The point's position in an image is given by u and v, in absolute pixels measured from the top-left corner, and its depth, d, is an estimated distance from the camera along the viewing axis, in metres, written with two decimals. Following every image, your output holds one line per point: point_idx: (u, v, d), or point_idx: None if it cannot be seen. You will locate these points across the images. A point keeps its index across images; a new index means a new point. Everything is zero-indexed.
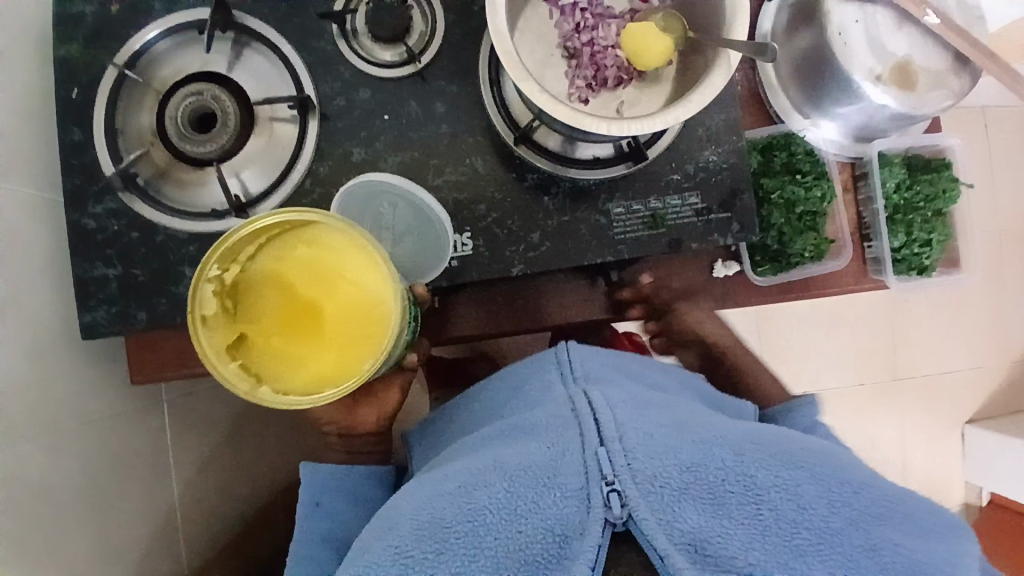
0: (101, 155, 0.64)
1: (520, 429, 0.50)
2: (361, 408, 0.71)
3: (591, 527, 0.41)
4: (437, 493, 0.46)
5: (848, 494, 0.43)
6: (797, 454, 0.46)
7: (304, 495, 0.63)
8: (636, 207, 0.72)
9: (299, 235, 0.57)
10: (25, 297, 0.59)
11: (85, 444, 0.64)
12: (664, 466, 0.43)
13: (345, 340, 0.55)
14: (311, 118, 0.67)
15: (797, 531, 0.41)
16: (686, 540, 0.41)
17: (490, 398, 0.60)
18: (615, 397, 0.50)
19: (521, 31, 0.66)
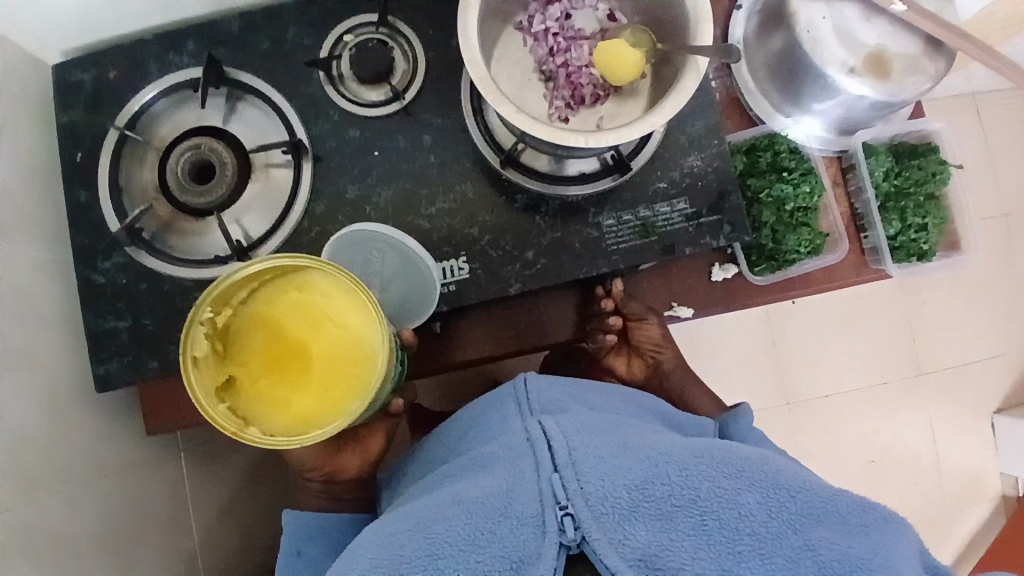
0: (107, 213, 0.70)
1: (480, 464, 0.54)
2: (344, 453, 0.73)
3: (546, 552, 0.43)
4: (402, 530, 0.49)
5: (786, 497, 0.46)
6: (738, 462, 0.49)
7: (285, 544, 0.69)
8: (626, 217, 0.70)
9: (289, 278, 0.58)
10: (41, 354, 0.66)
11: (101, 492, 0.71)
12: (613, 486, 0.46)
13: (332, 381, 0.56)
14: (304, 161, 0.70)
15: (739, 539, 0.43)
16: (637, 556, 0.43)
17: (458, 433, 0.64)
18: (568, 425, 0.53)
19: (498, 59, 0.66)
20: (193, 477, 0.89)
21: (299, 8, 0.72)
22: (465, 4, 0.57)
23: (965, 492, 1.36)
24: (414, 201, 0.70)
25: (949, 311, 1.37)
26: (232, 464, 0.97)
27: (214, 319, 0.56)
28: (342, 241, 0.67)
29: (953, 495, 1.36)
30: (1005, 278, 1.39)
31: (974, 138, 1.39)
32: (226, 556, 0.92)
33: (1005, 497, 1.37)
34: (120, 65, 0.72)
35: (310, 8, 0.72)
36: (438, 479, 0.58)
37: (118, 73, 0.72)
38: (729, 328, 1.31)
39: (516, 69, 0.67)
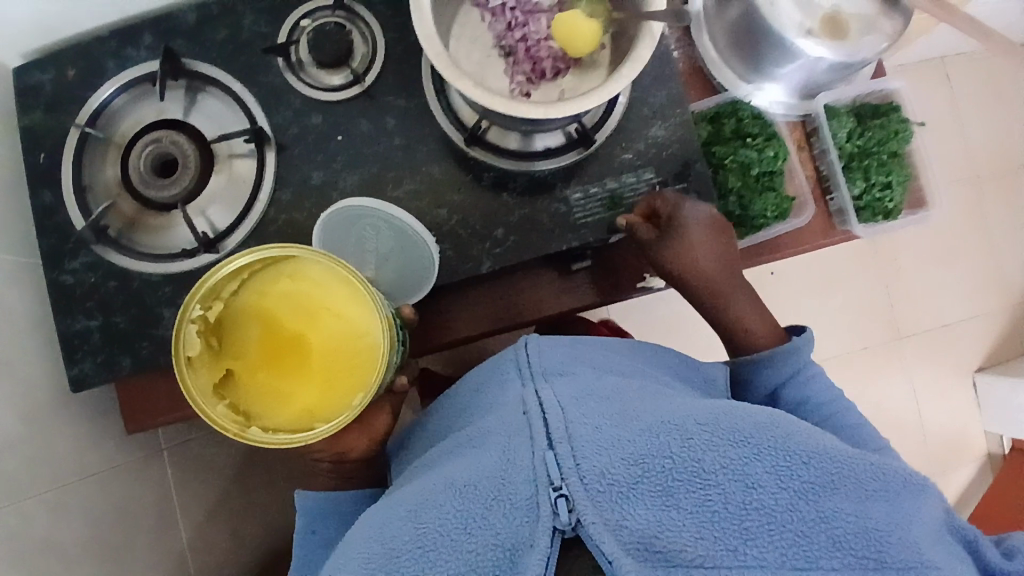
0: (71, 211, 0.69)
1: (475, 441, 0.53)
2: (351, 433, 0.69)
3: (541, 535, 0.41)
4: (399, 518, 0.48)
5: (791, 466, 0.45)
6: (745, 428, 0.47)
7: (300, 524, 0.67)
8: (593, 190, 0.70)
9: (278, 268, 0.57)
10: (13, 358, 0.65)
11: (87, 494, 0.71)
12: (611, 463, 0.44)
13: (332, 373, 0.56)
14: (267, 149, 0.69)
15: (744, 513, 0.42)
16: (636, 538, 0.41)
17: (462, 402, 0.62)
18: (566, 397, 0.52)
19: (456, 37, 0.66)
20: (179, 475, 0.89)
21: None
22: None
23: (950, 449, 1.39)
24: (380, 184, 0.70)
25: (927, 272, 1.39)
26: (219, 461, 0.97)
27: (205, 314, 0.55)
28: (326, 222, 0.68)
29: (938, 456, 1.39)
30: (979, 236, 1.42)
31: (944, 101, 1.41)
32: (218, 553, 0.92)
33: (987, 454, 1.41)
34: (76, 63, 0.71)
35: None
36: (436, 456, 0.57)
37: (75, 73, 0.71)
38: None
39: (474, 45, 0.67)
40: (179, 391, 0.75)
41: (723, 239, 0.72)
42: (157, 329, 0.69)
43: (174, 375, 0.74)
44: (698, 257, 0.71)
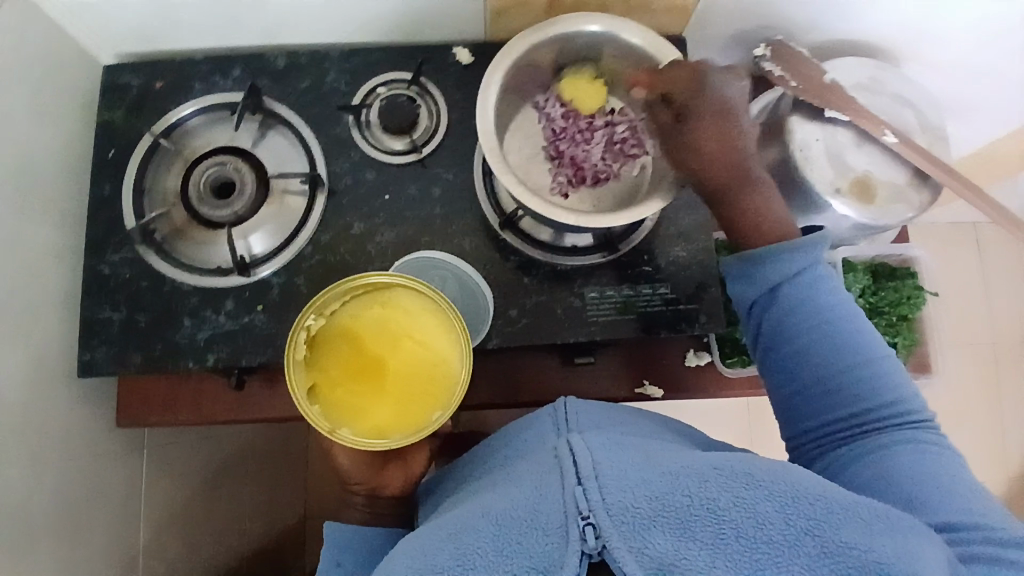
0: (126, 208, 0.75)
1: (507, 477, 0.48)
2: (387, 468, 0.67)
3: (569, 559, 0.37)
4: (437, 537, 0.43)
5: (806, 504, 0.39)
6: (758, 469, 0.41)
7: (325, 553, 0.60)
8: (609, 292, 0.74)
9: (374, 296, 0.61)
10: (35, 330, 0.69)
11: (65, 476, 0.72)
12: (635, 497, 0.39)
13: (411, 392, 0.57)
14: (319, 193, 0.75)
15: (758, 549, 0.37)
16: (655, 565, 0.36)
17: (495, 446, 0.59)
18: (598, 439, 0.47)
19: (513, 131, 0.72)
20: (154, 473, 0.90)
21: (341, 56, 0.78)
22: (488, 83, 0.64)
23: None
24: (413, 246, 0.75)
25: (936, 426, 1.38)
26: (191, 467, 0.98)
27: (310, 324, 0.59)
28: (399, 272, 0.72)
29: None
30: (991, 402, 1.42)
31: (968, 265, 1.45)
32: (167, 561, 0.91)
33: None
34: (167, 78, 0.78)
35: (351, 58, 0.78)
36: (465, 494, 0.52)
37: (163, 85, 0.78)
38: (710, 412, 1.31)
39: (526, 141, 0.72)
40: (177, 395, 0.77)
41: (734, 127, 0.66)
42: (173, 333, 0.72)
43: (177, 380, 0.77)
44: (713, 125, 0.65)
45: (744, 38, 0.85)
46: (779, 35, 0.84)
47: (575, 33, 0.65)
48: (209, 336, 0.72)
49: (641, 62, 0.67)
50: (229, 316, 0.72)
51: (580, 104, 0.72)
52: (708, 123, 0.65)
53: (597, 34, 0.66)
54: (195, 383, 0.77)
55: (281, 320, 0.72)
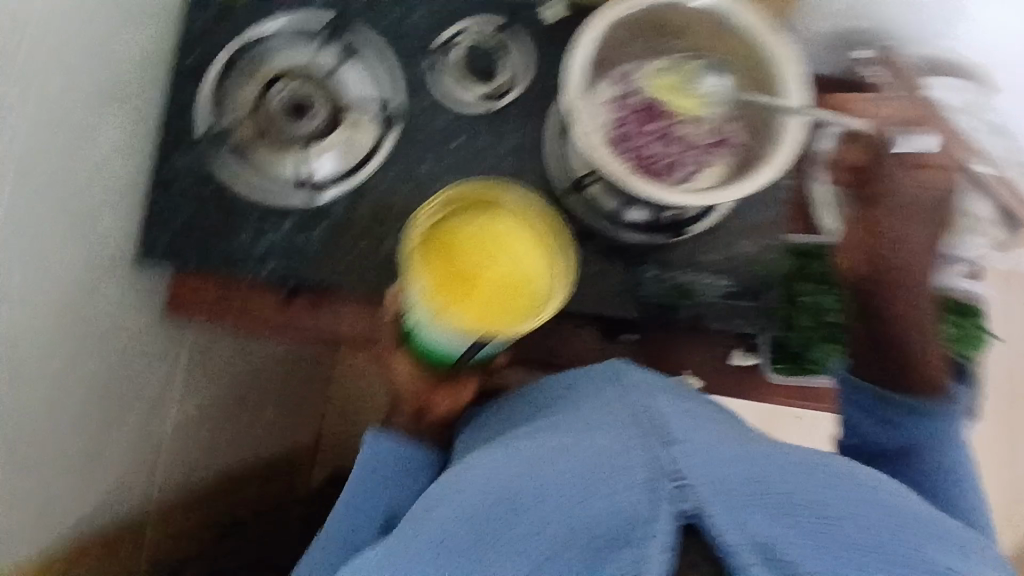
0: (201, 112, 0.74)
1: (579, 420, 0.50)
2: (437, 390, 0.67)
3: (663, 515, 0.41)
4: (515, 464, 0.47)
5: (888, 513, 0.43)
6: (844, 471, 0.45)
7: (361, 460, 0.64)
8: (667, 275, 0.72)
9: (475, 214, 0.59)
10: (99, 215, 0.70)
11: (108, 362, 0.74)
12: (729, 475, 0.43)
13: (499, 309, 0.55)
14: (392, 127, 0.74)
15: (844, 540, 0.41)
16: (753, 542, 0.41)
17: (547, 389, 0.60)
18: (671, 405, 0.49)
19: (598, 92, 0.69)
20: (188, 376, 0.92)
21: None
22: (584, 36, 0.62)
23: None
24: None
25: None
26: (221, 380, 1.00)
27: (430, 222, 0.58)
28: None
29: None
30: (1021, 465, 1.35)
31: None
32: (184, 463, 0.95)
33: None
34: None
35: None
36: (528, 424, 0.55)
37: None
38: None
39: (609, 106, 0.70)
40: (226, 302, 0.78)
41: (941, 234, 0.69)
42: (232, 243, 0.73)
43: (226, 289, 0.78)
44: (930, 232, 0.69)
45: (844, 40, 0.81)
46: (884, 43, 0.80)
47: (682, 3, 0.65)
48: (266, 250, 0.73)
49: (744, 44, 0.66)
50: (289, 232, 0.73)
51: (679, 108, 0.68)
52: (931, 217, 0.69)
53: None
54: (244, 294, 0.78)
55: (337, 246, 0.73)
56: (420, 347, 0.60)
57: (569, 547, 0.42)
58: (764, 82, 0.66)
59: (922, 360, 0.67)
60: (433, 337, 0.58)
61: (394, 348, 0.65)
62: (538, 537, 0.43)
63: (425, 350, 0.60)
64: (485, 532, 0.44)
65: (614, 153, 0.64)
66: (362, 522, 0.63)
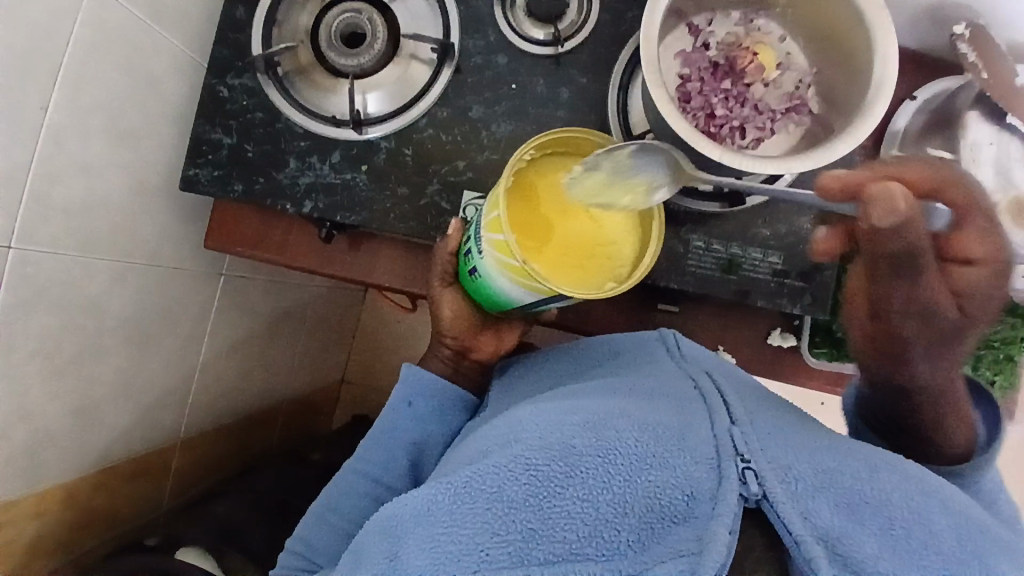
0: (255, 35, 0.73)
1: (641, 395, 0.51)
2: (482, 334, 0.72)
3: (728, 493, 0.40)
4: (570, 422, 0.46)
5: (973, 529, 0.40)
6: (920, 476, 0.43)
7: (400, 391, 0.70)
8: (716, 247, 0.69)
9: (563, 160, 0.55)
10: (148, 133, 0.69)
11: (148, 282, 0.75)
12: (799, 461, 0.42)
13: (580, 264, 0.53)
14: (446, 65, 0.72)
15: (927, 554, 0.38)
16: (819, 532, 0.38)
17: (596, 364, 0.64)
18: (734, 390, 0.51)
19: (669, 45, 0.65)
20: (225, 300, 0.93)
21: None
22: None
23: None
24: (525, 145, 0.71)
25: None
26: (256, 308, 1.02)
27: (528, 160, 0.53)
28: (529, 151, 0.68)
29: None
30: None
31: None
32: (215, 384, 0.98)
33: None
34: None
35: None
36: (581, 390, 0.55)
37: None
38: None
39: (677, 61, 0.65)
40: (266, 231, 0.78)
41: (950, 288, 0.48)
42: (276, 173, 0.72)
43: (267, 218, 0.78)
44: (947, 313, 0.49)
45: (939, 15, 0.74)
46: (981, 23, 0.73)
47: None
48: (310, 184, 0.72)
49: (836, 2, 0.59)
50: (333, 168, 0.72)
51: (762, 66, 0.64)
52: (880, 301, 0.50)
53: None
54: (286, 227, 0.78)
55: (380, 186, 0.71)
56: (478, 291, 0.62)
57: (622, 514, 0.40)
58: (851, 48, 0.61)
59: (942, 414, 0.53)
60: (503, 279, 0.55)
61: (444, 287, 0.70)
62: (585, 499, 0.41)
63: (484, 294, 0.61)
64: (531, 485, 0.42)
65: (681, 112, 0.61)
66: (392, 449, 0.67)
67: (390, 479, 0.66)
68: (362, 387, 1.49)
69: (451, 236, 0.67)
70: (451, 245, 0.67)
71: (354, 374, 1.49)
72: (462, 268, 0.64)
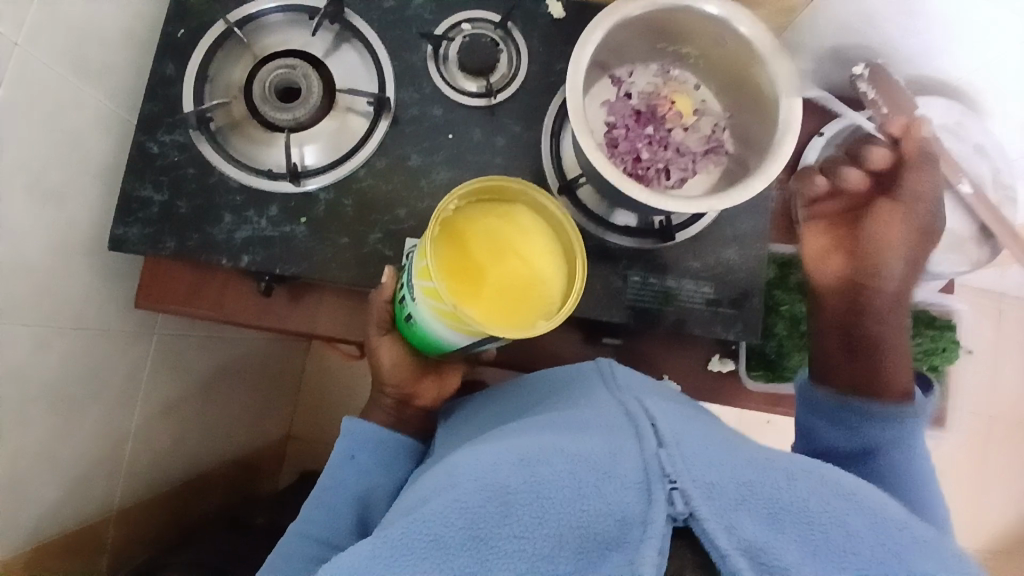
0: (187, 92, 0.72)
1: (571, 424, 0.50)
2: (423, 381, 0.71)
3: (655, 517, 0.39)
4: (500, 458, 0.46)
5: (893, 529, 0.41)
6: (842, 482, 0.44)
7: (342, 447, 0.69)
8: (653, 281, 0.72)
9: (490, 206, 0.55)
10: (70, 193, 0.67)
11: (73, 348, 0.71)
12: (722, 476, 0.42)
13: (509, 308, 0.52)
14: (383, 117, 0.73)
15: (847, 557, 0.39)
16: (744, 545, 0.38)
17: (534, 391, 0.64)
18: (666, 410, 0.51)
19: (595, 94, 0.69)
20: (161, 359, 0.89)
21: None
22: (588, 35, 0.61)
23: None
24: None
25: None
26: (196, 366, 0.98)
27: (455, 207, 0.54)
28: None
29: None
30: None
31: None
32: (151, 449, 0.93)
33: None
34: None
35: None
36: (515, 427, 0.54)
37: None
38: None
39: (603, 108, 0.69)
40: (200, 289, 0.75)
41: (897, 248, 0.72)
42: (211, 228, 0.71)
43: (201, 275, 0.75)
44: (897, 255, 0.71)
45: None
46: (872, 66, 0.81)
47: (688, 8, 0.63)
48: (247, 237, 0.71)
49: (744, 53, 0.65)
50: (271, 222, 0.71)
51: (681, 113, 0.69)
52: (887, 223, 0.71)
53: (710, 15, 0.63)
54: (221, 284, 0.76)
55: (320, 237, 0.71)
56: (415, 336, 0.63)
57: (555, 552, 0.40)
58: (758, 94, 0.66)
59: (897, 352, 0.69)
60: (440, 326, 0.55)
61: (381, 336, 0.70)
62: (520, 537, 0.41)
63: (423, 339, 0.61)
64: (463, 527, 0.41)
65: (608, 156, 0.64)
66: (336, 504, 0.65)
67: (339, 539, 0.63)
68: (312, 440, 1.43)
69: (385, 285, 0.67)
70: (385, 294, 0.67)
71: (302, 426, 1.44)
72: (398, 314, 0.64)
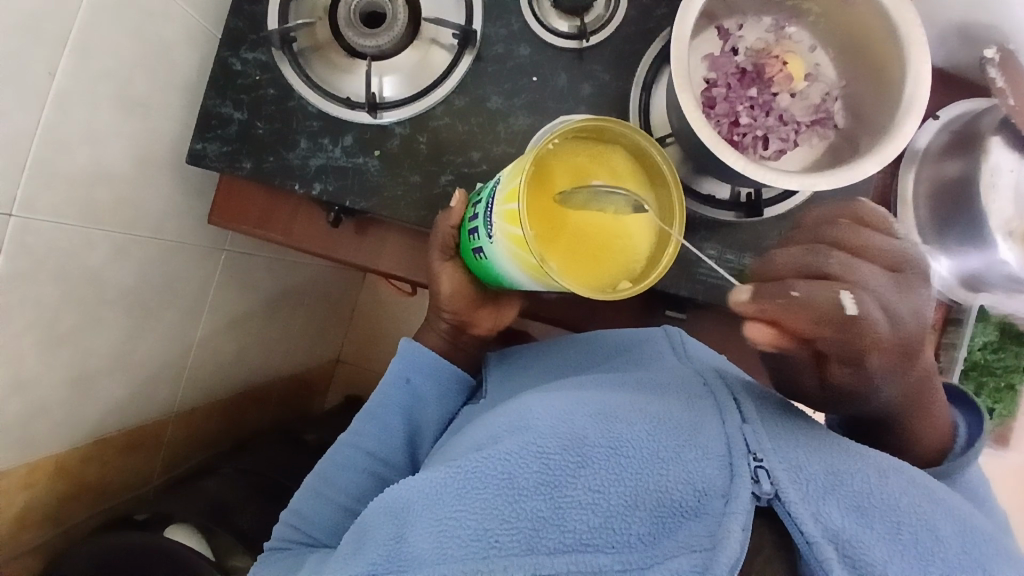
0: (272, 8, 0.70)
1: (651, 391, 0.53)
2: (481, 310, 0.71)
3: (740, 491, 0.42)
4: (582, 414, 0.49)
5: (980, 539, 0.41)
6: (927, 481, 0.45)
7: (398, 368, 0.69)
8: (729, 256, 0.68)
9: (583, 145, 0.51)
10: (154, 102, 0.67)
11: (147, 256, 0.73)
12: (810, 462, 0.44)
13: (593, 259, 0.50)
14: (467, 53, 0.70)
15: (937, 561, 0.40)
16: (830, 533, 0.40)
17: (605, 363, 0.67)
18: (751, 391, 0.53)
19: (697, 48, 0.63)
20: (227, 276, 0.92)
21: None
22: None
23: None
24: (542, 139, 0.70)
25: None
26: (259, 284, 1.02)
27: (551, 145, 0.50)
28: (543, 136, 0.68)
29: None
30: None
31: None
32: (213, 359, 0.98)
33: None
34: None
35: None
36: (596, 384, 0.57)
37: None
38: None
39: (705, 64, 0.63)
40: (270, 207, 0.75)
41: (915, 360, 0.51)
42: (287, 153, 0.70)
43: (270, 195, 0.75)
44: (891, 370, 0.50)
45: None
46: (1011, 45, 0.73)
47: None
48: (321, 166, 0.70)
49: (871, 18, 0.58)
50: (345, 152, 0.70)
51: (791, 76, 0.62)
52: (898, 361, 0.50)
53: None
54: (293, 205, 0.76)
55: (393, 172, 0.70)
56: (481, 270, 0.62)
57: (629, 509, 0.43)
58: (883, 65, 0.60)
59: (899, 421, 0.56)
60: (512, 265, 0.52)
61: (444, 261, 0.67)
62: (594, 490, 0.44)
63: (490, 274, 0.60)
64: (542, 469, 0.45)
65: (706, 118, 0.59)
66: (386, 427, 0.67)
67: (390, 455, 0.66)
68: (359, 366, 1.48)
69: (453, 210, 0.64)
70: (452, 219, 0.64)
71: (351, 351, 1.49)
72: (465, 245, 0.63)
